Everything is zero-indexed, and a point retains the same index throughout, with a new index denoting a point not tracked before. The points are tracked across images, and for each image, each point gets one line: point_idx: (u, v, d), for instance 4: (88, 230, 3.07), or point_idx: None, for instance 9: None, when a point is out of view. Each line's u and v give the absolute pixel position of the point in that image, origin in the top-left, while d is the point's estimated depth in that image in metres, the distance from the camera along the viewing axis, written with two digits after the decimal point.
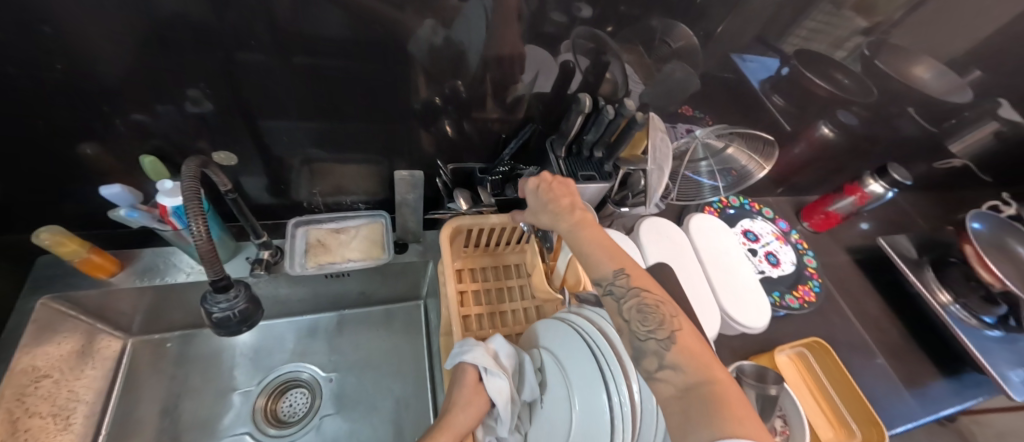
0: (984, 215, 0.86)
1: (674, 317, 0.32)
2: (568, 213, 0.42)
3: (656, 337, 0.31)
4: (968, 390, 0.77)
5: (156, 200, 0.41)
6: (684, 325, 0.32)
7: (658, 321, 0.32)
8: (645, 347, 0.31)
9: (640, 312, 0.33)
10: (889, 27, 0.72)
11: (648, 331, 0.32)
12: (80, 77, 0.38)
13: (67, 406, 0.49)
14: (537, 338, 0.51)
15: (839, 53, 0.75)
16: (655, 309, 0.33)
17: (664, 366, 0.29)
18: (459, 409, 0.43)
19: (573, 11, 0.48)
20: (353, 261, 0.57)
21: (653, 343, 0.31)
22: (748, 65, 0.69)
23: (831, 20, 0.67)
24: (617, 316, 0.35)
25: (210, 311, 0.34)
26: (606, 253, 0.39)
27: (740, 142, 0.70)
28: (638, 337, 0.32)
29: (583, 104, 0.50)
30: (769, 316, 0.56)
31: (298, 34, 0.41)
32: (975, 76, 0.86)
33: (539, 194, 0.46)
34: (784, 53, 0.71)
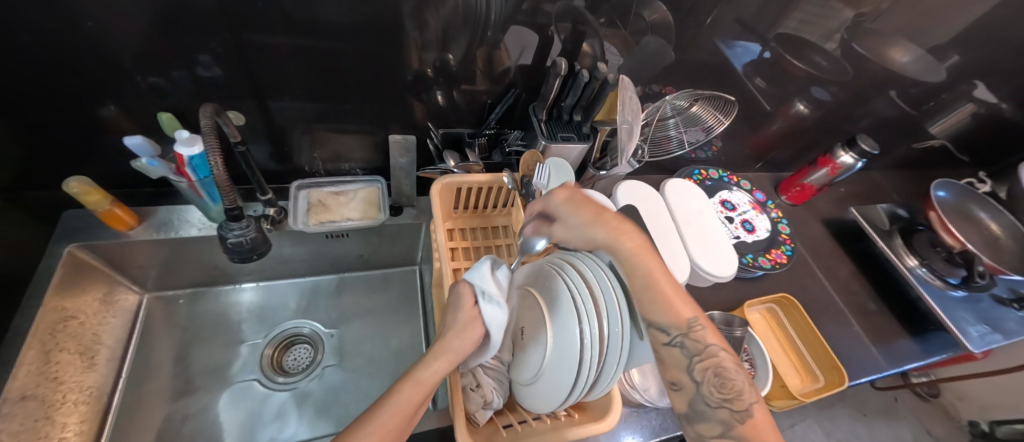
0: (951, 184, 0.91)
1: (748, 391, 0.35)
2: (625, 242, 0.42)
3: (731, 408, 0.34)
4: (932, 347, 0.82)
5: (174, 150, 0.45)
6: (755, 398, 0.35)
7: (732, 391, 0.35)
8: (713, 412, 0.35)
9: (716, 379, 0.36)
10: (874, 17, 0.78)
11: (719, 399, 0.35)
12: (106, 38, 0.42)
13: (91, 347, 0.54)
14: (518, 280, 0.55)
15: (818, 36, 0.79)
16: (730, 376, 0.35)
17: (730, 439, 0.34)
18: (454, 335, 0.42)
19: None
20: (352, 219, 0.62)
21: (724, 413, 0.35)
22: (736, 51, 0.75)
23: (821, 13, 0.74)
24: (682, 371, 0.37)
25: (225, 237, 0.39)
26: (667, 302, 0.39)
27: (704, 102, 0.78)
28: (707, 402, 0.36)
29: (560, 68, 0.54)
30: (736, 266, 0.61)
31: (303, 15, 0.46)
32: (953, 61, 0.93)
33: (575, 207, 0.47)
34: (764, 36, 0.75)
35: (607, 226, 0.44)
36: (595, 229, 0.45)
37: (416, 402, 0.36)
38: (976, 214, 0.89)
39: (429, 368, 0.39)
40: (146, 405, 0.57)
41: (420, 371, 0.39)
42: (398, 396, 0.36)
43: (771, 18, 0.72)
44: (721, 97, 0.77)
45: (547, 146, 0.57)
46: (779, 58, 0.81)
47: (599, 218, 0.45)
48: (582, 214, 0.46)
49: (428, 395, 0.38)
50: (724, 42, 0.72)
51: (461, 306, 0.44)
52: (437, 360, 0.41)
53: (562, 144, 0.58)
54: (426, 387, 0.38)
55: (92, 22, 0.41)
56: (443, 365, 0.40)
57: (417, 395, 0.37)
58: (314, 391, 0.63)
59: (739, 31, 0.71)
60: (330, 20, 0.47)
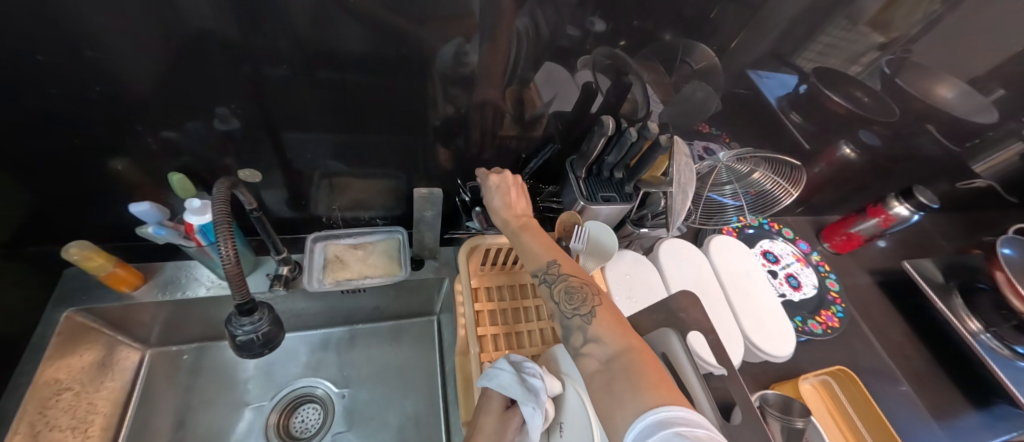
0: (1014, 239, 0.83)
1: (597, 296, 0.38)
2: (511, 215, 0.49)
3: (581, 315, 0.37)
4: (1000, 423, 0.74)
5: (184, 218, 0.41)
6: (603, 300, 0.38)
7: (581, 300, 0.38)
8: (574, 324, 0.37)
9: (568, 293, 0.39)
10: (906, 42, 0.69)
11: (574, 310, 0.38)
12: (118, 97, 0.39)
13: (86, 418, 0.49)
14: (560, 364, 0.48)
15: (854, 68, 0.72)
16: (579, 290, 0.39)
17: (589, 341, 0.35)
18: (485, 440, 0.42)
19: (587, 25, 0.47)
20: (371, 277, 0.57)
21: (578, 321, 0.37)
22: (764, 82, 0.68)
23: (846, 36, 0.64)
24: (549, 299, 0.41)
25: (234, 334, 0.33)
26: (541, 247, 0.45)
27: (767, 167, 0.67)
28: (567, 318, 0.38)
29: (606, 127, 0.49)
30: (794, 343, 0.55)
31: (320, 48, 0.41)
32: (999, 95, 0.84)
33: (499, 194, 0.50)
34: (799, 69, 0.68)
35: (498, 194, 0.50)
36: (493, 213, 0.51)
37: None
38: None
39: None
40: None
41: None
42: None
43: (814, 57, 0.67)
44: (785, 160, 0.65)
45: (586, 207, 0.52)
46: (818, 93, 0.76)
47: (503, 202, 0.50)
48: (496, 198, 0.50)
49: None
50: (759, 74, 0.66)
51: (490, 408, 0.44)
52: None
53: (600, 205, 0.52)
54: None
55: (102, 82, 0.38)
56: None
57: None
58: None
59: (763, 58, 0.63)
60: (363, 53, 0.43)
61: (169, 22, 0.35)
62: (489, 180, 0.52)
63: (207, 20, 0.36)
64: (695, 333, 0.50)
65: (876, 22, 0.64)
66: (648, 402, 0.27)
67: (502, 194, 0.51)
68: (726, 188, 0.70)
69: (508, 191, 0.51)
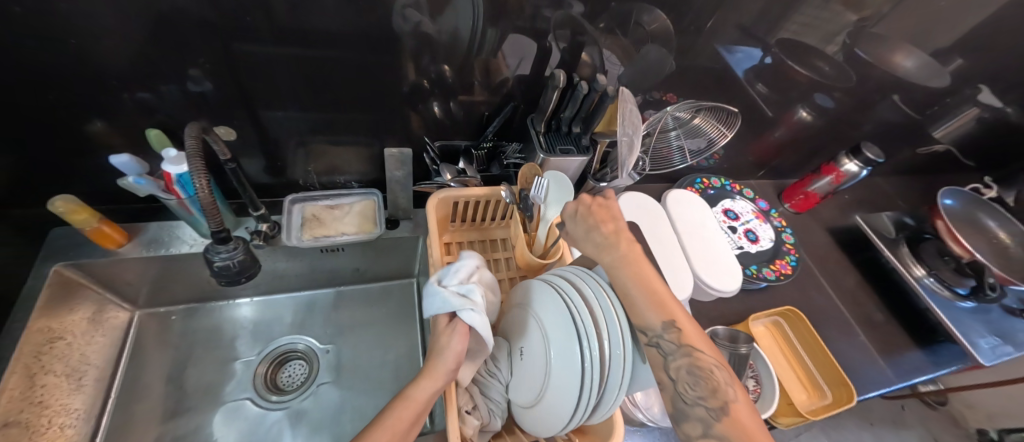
0: (957, 192, 0.89)
1: (725, 387, 0.35)
2: (611, 252, 0.43)
3: (707, 406, 0.34)
4: (943, 360, 0.80)
5: (162, 168, 0.44)
6: (735, 394, 0.34)
7: (707, 389, 0.34)
8: (690, 410, 0.35)
9: (691, 375, 0.35)
10: (876, 20, 0.76)
11: (697, 397, 0.35)
12: (92, 57, 0.42)
13: (79, 368, 0.53)
14: (520, 298, 0.53)
15: (829, 48, 0.80)
16: (707, 376, 0.35)
17: (710, 435, 0.33)
18: (440, 354, 0.41)
19: (567, 8, 0.54)
20: (347, 234, 0.61)
21: (701, 410, 0.34)
22: (735, 56, 0.73)
23: (821, 15, 0.72)
24: (662, 370, 0.37)
25: (212, 260, 0.37)
26: (651, 300, 0.40)
27: (707, 115, 0.75)
28: (684, 400, 0.35)
29: (558, 80, 0.53)
30: (740, 280, 0.60)
31: (297, 24, 0.45)
32: (957, 64, 0.91)
33: (580, 220, 0.47)
34: (767, 43, 0.73)
35: (597, 229, 0.45)
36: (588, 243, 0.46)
37: (407, 421, 0.36)
38: (984, 222, 0.87)
39: (420, 387, 0.39)
40: (136, 427, 0.56)
41: (411, 390, 0.39)
42: (390, 416, 0.36)
43: (772, 26, 0.70)
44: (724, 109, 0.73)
45: (546, 159, 0.56)
46: (782, 64, 0.80)
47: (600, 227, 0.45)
48: (577, 222, 0.47)
49: (421, 412, 0.38)
50: (724, 48, 0.70)
51: (437, 328, 0.44)
52: (427, 379, 0.40)
53: (561, 157, 0.56)
54: (417, 406, 0.37)
55: (76, 37, 0.40)
56: (431, 383, 0.39)
57: (407, 415, 0.37)
58: (308, 410, 0.62)
59: (738, 37, 0.69)
60: (335, 32, 0.47)
61: None
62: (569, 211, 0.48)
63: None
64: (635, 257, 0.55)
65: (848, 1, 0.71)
66: None
67: (602, 228, 0.45)
68: (672, 136, 0.78)
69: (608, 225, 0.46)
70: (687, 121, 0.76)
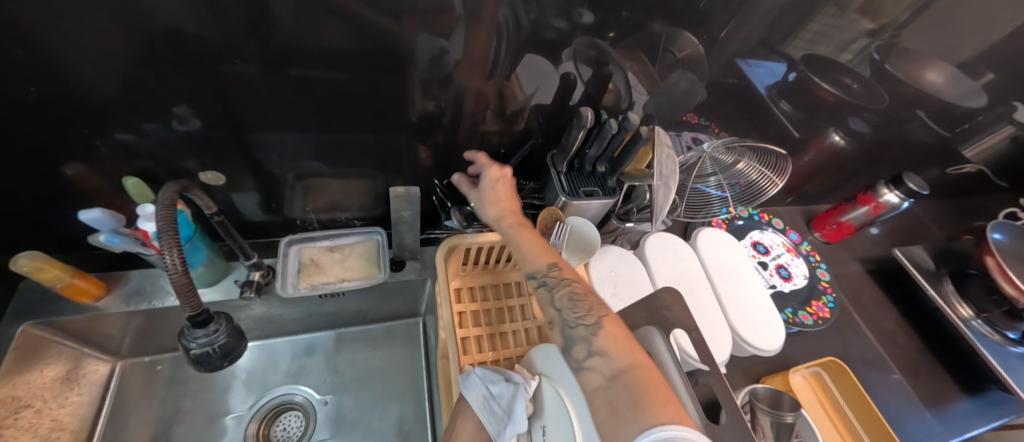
0: (1004, 224, 0.82)
1: (600, 306, 0.38)
2: (508, 217, 0.48)
3: (584, 323, 0.36)
4: (991, 409, 0.74)
5: (138, 225, 0.39)
6: (608, 313, 0.37)
7: (585, 309, 0.37)
8: (575, 333, 0.36)
9: (571, 300, 0.38)
10: (896, 29, 0.68)
11: (577, 318, 0.37)
12: (62, 98, 0.37)
13: (50, 435, 0.47)
14: (536, 366, 0.46)
15: (845, 56, 0.70)
16: (583, 298, 0.38)
17: (593, 353, 0.34)
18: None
19: (573, 16, 0.45)
20: (348, 280, 0.56)
21: (582, 330, 0.36)
22: (753, 70, 0.66)
23: (835, 23, 0.63)
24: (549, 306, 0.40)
25: (187, 347, 0.32)
26: (538, 249, 0.44)
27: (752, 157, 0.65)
28: (569, 326, 0.37)
29: (584, 118, 0.47)
30: (783, 337, 0.54)
31: (291, 56, 0.40)
32: (988, 79, 0.82)
33: (495, 187, 0.51)
34: (790, 57, 0.67)
35: (498, 202, 0.49)
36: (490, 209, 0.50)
37: None
38: None
39: None
40: None
41: None
42: None
43: (800, 41, 0.65)
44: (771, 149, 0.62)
45: (568, 202, 0.50)
46: (807, 81, 0.74)
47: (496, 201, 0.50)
48: (492, 190, 0.51)
49: None
50: (746, 62, 0.64)
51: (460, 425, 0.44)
52: None
53: (584, 201, 0.50)
54: None
55: (39, 83, 0.35)
56: None
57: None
58: None
59: (754, 48, 0.62)
60: (329, 53, 0.41)
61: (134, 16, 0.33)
62: (488, 175, 0.52)
63: (164, 11, 0.33)
64: (679, 332, 0.50)
65: (863, 8, 0.62)
66: (653, 424, 0.26)
67: (500, 195, 0.50)
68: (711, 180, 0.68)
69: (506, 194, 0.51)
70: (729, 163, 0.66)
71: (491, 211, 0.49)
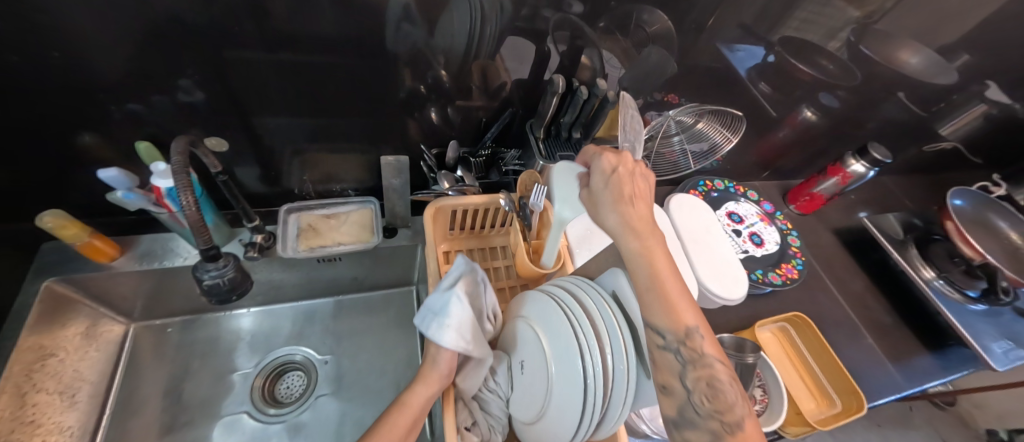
0: (966, 191, 0.87)
1: (743, 407, 0.28)
2: (634, 240, 0.35)
3: (719, 421, 0.27)
4: (952, 364, 0.78)
5: (151, 182, 0.43)
6: (745, 410, 0.27)
7: (723, 405, 0.27)
8: (700, 423, 0.28)
9: (706, 387, 0.28)
10: (880, 15, 0.74)
11: (709, 411, 0.27)
12: (79, 68, 0.41)
13: (72, 385, 0.52)
14: (516, 309, 0.52)
15: (833, 45, 0.77)
16: (725, 390, 0.28)
17: None
18: (437, 359, 0.44)
19: (567, 10, 0.52)
20: (343, 244, 0.60)
21: (712, 425, 0.27)
22: (736, 55, 0.71)
23: (823, 11, 0.69)
24: (670, 374, 0.30)
25: (200, 279, 0.37)
26: (668, 299, 0.32)
27: (711, 118, 0.75)
28: (692, 410, 0.28)
29: (557, 85, 0.52)
30: (746, 287, 0.58)
31: (285, 32, 0.44)
32: (964, 60, 0.88)
33: (612, 184, 0.38)
34: (770, 41, 0.72)
35: (623, 214, 0.36)
36: (609, 214, 0.37)
37: (403, 427, 0.40)
38: (995, 223, 0.85)
39: (416, 393, 0.43)
40: None
41: (407, 396, 0.43)
42: (388, 420, 0.40)
43: (776, 22, 0.68)
44: (728, 113, 0.73)
45: (546, 166, 0.54)
46: (784, 63, 0.78)
47: (618, 201, 0.37)
48: (610, 193, 0.38)
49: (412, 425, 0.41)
50: (727, 47, 0.69)
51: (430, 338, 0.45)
52: (422, 383, 0.43)
53: (560, 164, 0.55)
54: (413, 412, 0.41)
55: (59, 50, 0.39)
56: (427, 389, 0.43)
57: (404, 421, 0.40)
58: (306, 423, 0.61)
59: (740, 34, 0.67)
60: (329, 39, 0.46)
61: (138, 10, 0.38)
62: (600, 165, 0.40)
63: (167, 2, 0.38)
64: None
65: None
66: None
67: (622, 191, 0.38)
68: (675, 141, 0.77)
69: (629, 191, 0.38)
70: (691, 125, 0.76)
71: (608, 215, 0.37)
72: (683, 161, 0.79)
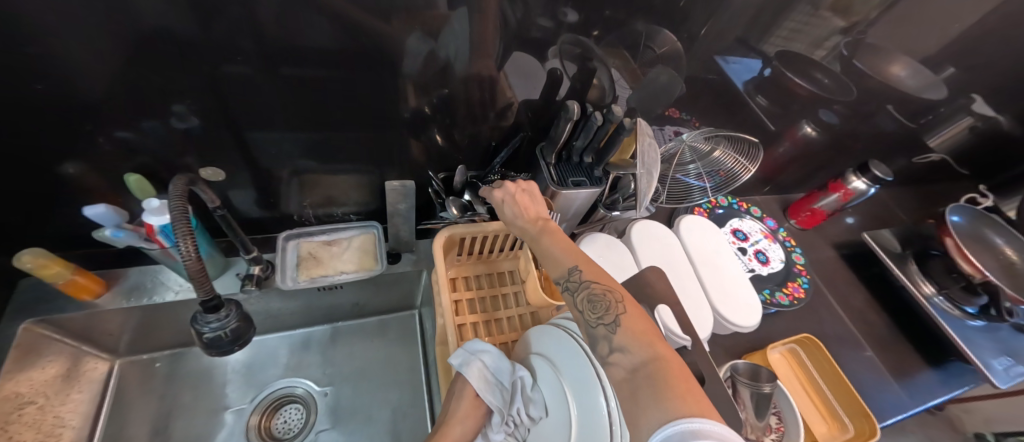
0: (962, 207, 0.88)
1: (621, 301, 0.36)
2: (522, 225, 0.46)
3: (604, 323, 0.35)
4: (954, 379, 0.78)
5: (143, 219, 0.41)
6: (627, 304, 0.35)
7: (604, 309, 0.35)
8: (597, 332, 0.35)
9: (590, 302, 0.36)
10: (865, 26, 0.73)
11: (597, 319, 0.36)
12: (65, 98, 0.38)
13: (52, 432, 0.48)
14: (531, 345, 0.49)
15: (817, 53, 0.75)
16: (603, 297, 0.36)
17: (614, 350, 0.33)
18: (456, 422, 0.44)
19: (559, 16, 0.48)
20: (346, 273, 0.57)
21: (602, 330, 0.35)
22: (731, 67, 0.70)
23: (807, 21, 0.67)
24: (572, 307, 0.38)
25: (200, 331, 0.34)
26: (558, 252, 0.42)
27: (726, 145, 0.74)
28: (590, 325, 0.36)
29: (572, 111, 0.50)
30: (760, 314, 0.58)
31: (283, 44, 0.40)
32: (948, 73, 0.88)
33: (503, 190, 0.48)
34: (766, 54, 0.71)
35: (514, 210, 0.47)
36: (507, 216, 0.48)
37: None
38: (990, 239, 0.87)
39: None
40: None
41: None
42: None
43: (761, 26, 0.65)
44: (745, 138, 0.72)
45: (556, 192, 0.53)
46: (781, 77, 0.78)
47: (511, 203, 0.47)
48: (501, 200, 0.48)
49: None
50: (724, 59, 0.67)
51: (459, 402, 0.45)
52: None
53: (572, 191, 0.53)
54: None
55: (43, 80, 0.36)
56: None
57: None
58: None
59: (732, 47, 0.66)
60: (334, 57, 0.43)
61: (124, 18, 0.34)
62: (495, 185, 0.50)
63: (156, 15, 0.34)
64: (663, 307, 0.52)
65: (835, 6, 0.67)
66: (673, 415, 0.26)
67: (516, 201, 0.47)
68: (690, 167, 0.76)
69: (524, 198, 0.48)
70: (706, 152, 0.74)
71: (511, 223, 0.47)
72: (697, 189, 0.75)
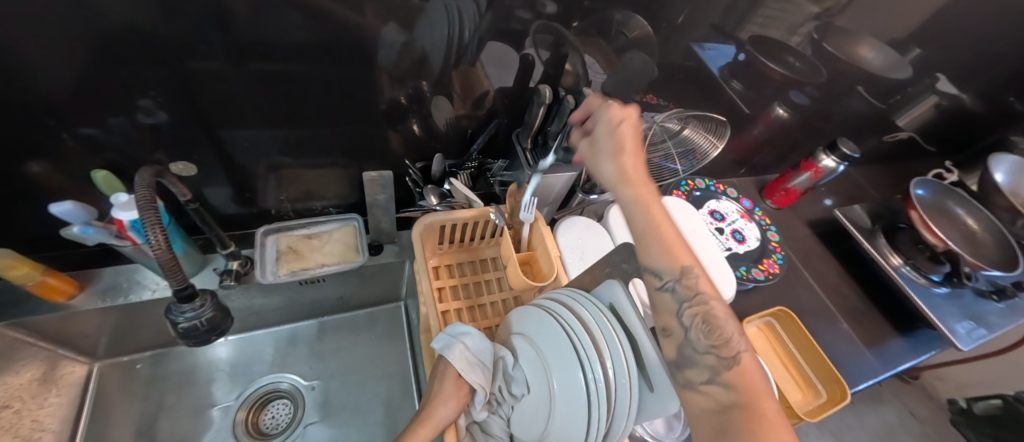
0: (927, 182, 0.92)
1: (737, 340, 0.31)
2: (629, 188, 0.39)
3: (717, 354, 0.30)
4: (922, 346, 0.82)
5: (113, 215, 0.41)
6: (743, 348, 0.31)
7: (720, 338, 0.30)
8: (698, 359, 0.30)
9: (704, 324, 0.31)
10: (836, 11, 0.74)
11: (707, 345, 0.30)
12: (23, 94, 0.37)
13: (32, 436, 0.47)
14: (512, 326, 0.50)
15: (794, 39, 0.77)
16: (720, 324, 0.31)
17: (716, 381, 0.29)
18: (440, 403, 0.43)
19: (539, 8, 0.49)
20: (328, 265, 0.58)
21: (711, 359, 0.30)
22: (708, 53, 0.71)
23: (786, 7, 0.69)
24: (672, 315, 0.33)
25: (176, 322, 0.35)
26: (663, 244, 0.35)
27: (695, 124, 0.75)
28: (692, 347, 0.31)
29: (544, 95, 0.51)
30: (735, 286, 0.60)
31: (251, 39, 0.40)
32: (915, 54, 0.91)
33: (614, 135, 0.43)
34: (739, 40, 0.72)
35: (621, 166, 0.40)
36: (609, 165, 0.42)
37: None
38: (954, 210, 0.91)
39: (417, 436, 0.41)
40: None
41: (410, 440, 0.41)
42: None
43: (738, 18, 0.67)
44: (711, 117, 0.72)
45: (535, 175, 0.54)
46: (754, 61, 0.79)
47: (618, 154, 0.42)
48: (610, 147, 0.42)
49: None
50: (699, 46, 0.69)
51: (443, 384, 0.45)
52: (422, 426, 0.42)
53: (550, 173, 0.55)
54: None
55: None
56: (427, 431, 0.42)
57: None
58: None
59: (709, 34, 0.67)
60: (304, 50, 0.43)
61: (80, 17, 0.33)
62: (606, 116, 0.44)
63: (121, 11, 0.34)
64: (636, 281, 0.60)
65: None
66: None
67: (624, 163, 0.40)
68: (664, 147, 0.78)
69: (631, 164, 0.40)
70: (676, 131, 0.75)
71: (610, 177, 0.41)
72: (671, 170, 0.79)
